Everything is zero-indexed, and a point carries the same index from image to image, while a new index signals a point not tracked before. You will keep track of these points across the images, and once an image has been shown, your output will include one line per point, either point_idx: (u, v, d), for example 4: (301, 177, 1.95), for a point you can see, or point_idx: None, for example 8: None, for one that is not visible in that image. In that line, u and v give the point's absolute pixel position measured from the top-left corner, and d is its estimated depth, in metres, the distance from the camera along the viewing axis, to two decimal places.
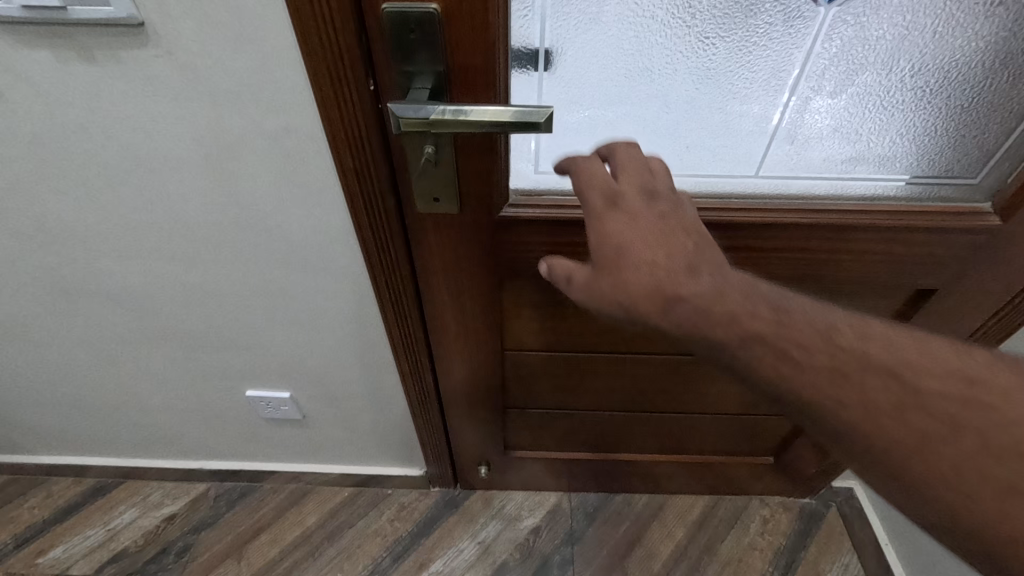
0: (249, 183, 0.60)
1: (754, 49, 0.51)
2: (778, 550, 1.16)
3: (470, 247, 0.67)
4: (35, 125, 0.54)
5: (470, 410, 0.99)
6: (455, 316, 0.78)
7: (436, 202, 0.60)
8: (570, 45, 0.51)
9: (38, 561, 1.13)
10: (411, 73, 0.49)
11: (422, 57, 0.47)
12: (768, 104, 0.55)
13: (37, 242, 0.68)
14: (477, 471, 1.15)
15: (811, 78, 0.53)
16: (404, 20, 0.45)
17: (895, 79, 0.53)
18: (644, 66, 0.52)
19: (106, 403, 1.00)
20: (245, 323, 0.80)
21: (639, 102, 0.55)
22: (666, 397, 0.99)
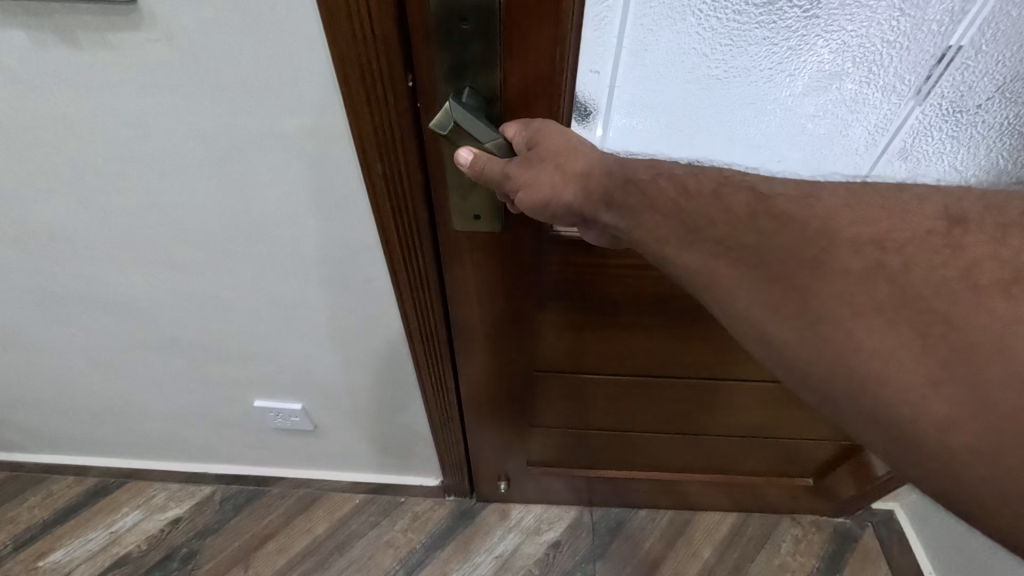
0: (261, 187, 0.52)
1: (850, 45, 0.51)
2: (811, 572, 1.10)
3: (506, 266, 0.60)
4: (13, 117, 0.46)
5: (491, 425, 0.92)
6: (485, 336, 0.71)
7: (475, 219, 0.53)
8: (650, 35, 0.50)
9: (38, 564, 1.09)
10: (459, 67, 0.40)
11: (474, 52, 0.40)
12: (852, 103, 0.55)
13: (23, 245, 0.60)
14: (495, 485, 1.10)
15: (899, 78, 0.53)
16: (454, 8, 0.37)
17: (980, 83, 0.53)
18: (732, 64, 0.52)
19: (105, 407, 0.94)
20: (254, 333, 0.73)
21: (721, 102, 0.54)
22: (704, 419, 0.92)
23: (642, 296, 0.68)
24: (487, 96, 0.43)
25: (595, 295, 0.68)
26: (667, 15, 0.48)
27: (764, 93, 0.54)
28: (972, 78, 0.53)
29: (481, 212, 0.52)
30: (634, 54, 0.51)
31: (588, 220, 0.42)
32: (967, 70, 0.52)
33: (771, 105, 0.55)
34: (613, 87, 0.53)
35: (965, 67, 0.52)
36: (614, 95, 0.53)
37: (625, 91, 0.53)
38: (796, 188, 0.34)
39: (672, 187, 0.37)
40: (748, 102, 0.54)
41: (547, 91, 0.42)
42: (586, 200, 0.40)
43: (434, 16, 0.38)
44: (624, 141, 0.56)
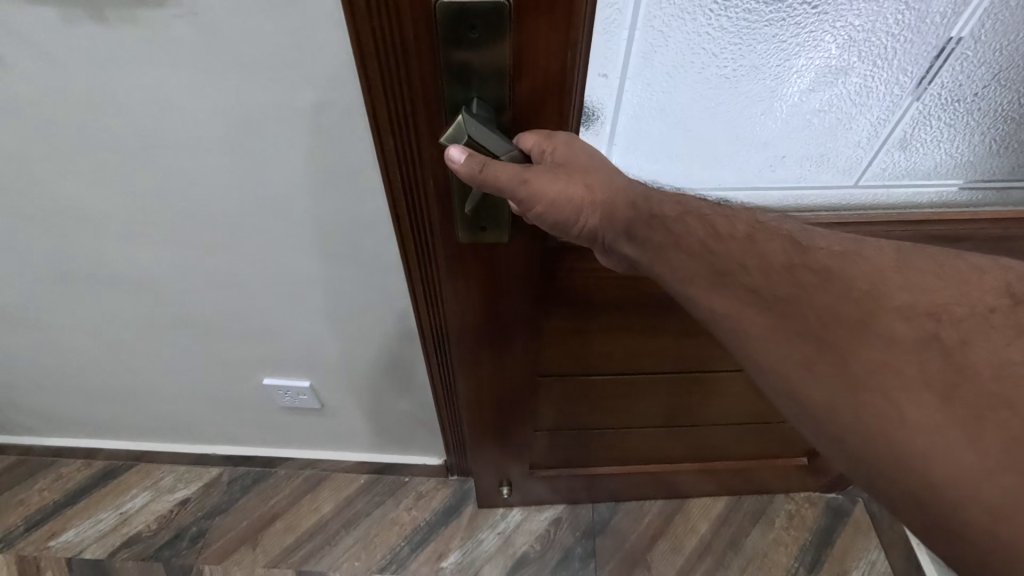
0: (277, 164, 0.54)
1: (856, 44, 0.56)
2: (804, 546, 1.13)
3: (508, 275, 0.61)
4: (38, 94, 0.48)
5: (492, 432, 0.90)
6: (490, 343, 0.71)
7: (482, 231, 0.54)
8: (665, 32, 0.52)
9: (49, 544, 1.11)
10: (469, 73, 0.42)
11: (484, 58, 0.41)
12: (854, 97, 0.61)
13: (42, 223, 0.62)
14: (497, 492, 1.08)
15: (895, 72, 0.59)
16: (463, 15, 0.39)
17: (963, 75, 0.60)
18: (750, 64, 0.56)
19: (115, 388, 0.96)
20: (265, 311, 0.75)
21: (737, 98, 0.59)
22: (703, 408, 0.94)
23: (644, 296, 0.72)
24: (496, 104, 0.44)
25: (596, 292, 0.71)
26: (680, 16, 0.51)
27: (776, 87, 0.59)
28: (968, 65, 0.59)
29: (488, 225, 0.53)
30: (645, 54, 0.53)
31: (608, 247, 0.47)
32: (964, 59, 0.59)
33: (781, 102, 0.60)
34: (625, 82, 0.55)
35: (962, 56, 0.58)
36: (625, 92, 0.56)
37: (636, 85, 0.56)
38: (837, 245, 0.39)
39: (702, 227, 0.43)
40: (760, 95, 0.59)
41: (558, 94, 0.44)
42: (611, 227, 0.45)
43: (444, 22, 0.39)
44: (637, 132, 0.60)
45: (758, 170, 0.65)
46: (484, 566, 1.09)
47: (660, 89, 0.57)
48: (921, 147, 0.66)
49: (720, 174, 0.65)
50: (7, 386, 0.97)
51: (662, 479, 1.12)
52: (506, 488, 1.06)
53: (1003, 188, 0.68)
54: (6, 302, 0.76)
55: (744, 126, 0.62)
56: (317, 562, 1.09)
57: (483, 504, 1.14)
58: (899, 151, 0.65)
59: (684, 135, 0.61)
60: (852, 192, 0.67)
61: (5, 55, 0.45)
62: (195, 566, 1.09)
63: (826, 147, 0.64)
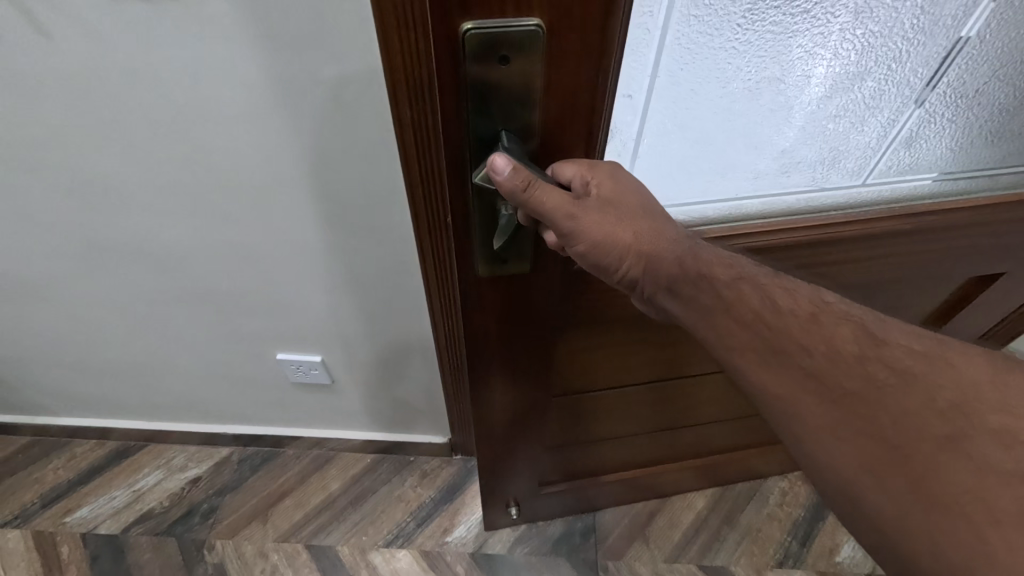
0: (298, 136, 0.58)
1: (874, 51, 0.54)
2: (796, 521, 1.17)
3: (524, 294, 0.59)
4: (79, 68, 0.52)
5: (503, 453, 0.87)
6: (506, 362, 0.69)
7: (503, 263, 0.53)
8: (693, 42, 0.49)
9: (65, 520, 1.14)
10: (499, 105, 0.40)
11: (515, 89, 0.40)
12: (868, 103, 0.59)
13: (74, 196, 0.66)
14: (504, 512, 1.05)
15: (909, 76, 0.57)
16: (496, 44, 0.37)
17: (969, 74, 0.59)
18: (768, 74, 0.53)
19: (132, 365, 0.99)
20: (282, 284, 0.79)
21: (753, 109, 0.57)
22: (709, 403, 0.96)
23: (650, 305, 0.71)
24: (525, 135, 0.43)
25: (607, 301, 0.69)
26: (707, 33, 0.49)
27: (794, 96, 0.56)
28: (976, 62, 0.58)
29: (510, 258, 0.53)
30: (672, 76, 0.51)
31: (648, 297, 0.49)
32: (972, 57, 0.57)
33: (797, 111, 0.58)
34: (650, 90, 0.52)
35: (971, 55, 0.57)
36: (650, 110, 0.54)
37: (663, 94, 0.53)
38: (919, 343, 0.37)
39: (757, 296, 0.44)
40: (776, 105, 0.57)
41: (588, 117, 0.43)
42: (654, 281, 0.47)
43: (474, 54, 0.37)
44: (658, 142, 0.58)
45: (772, 177, 0.64)
46: (487, 541, 1.13)
47: (684, 100, 0.54)
48: (926, 144, 0.65)
49: (732, 181, 0.64)
50: (27, 363, 1.00)
51: (666, 479, 1.12)
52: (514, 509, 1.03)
53: (994, 173, 0.70)
54: (33, 277, 0.79)
55: (760, 136, 0.60)
56: (325, 536, 1.12)
57: (489, 527, 1.10)
58: (904, 151, 0.65)
59: (700, 147, 0.59)
60: (859, 191, 0.68)
61: (52, 30, 0.49)
62: (206, 540, 1.12)
63: (838, 150, 0.63)
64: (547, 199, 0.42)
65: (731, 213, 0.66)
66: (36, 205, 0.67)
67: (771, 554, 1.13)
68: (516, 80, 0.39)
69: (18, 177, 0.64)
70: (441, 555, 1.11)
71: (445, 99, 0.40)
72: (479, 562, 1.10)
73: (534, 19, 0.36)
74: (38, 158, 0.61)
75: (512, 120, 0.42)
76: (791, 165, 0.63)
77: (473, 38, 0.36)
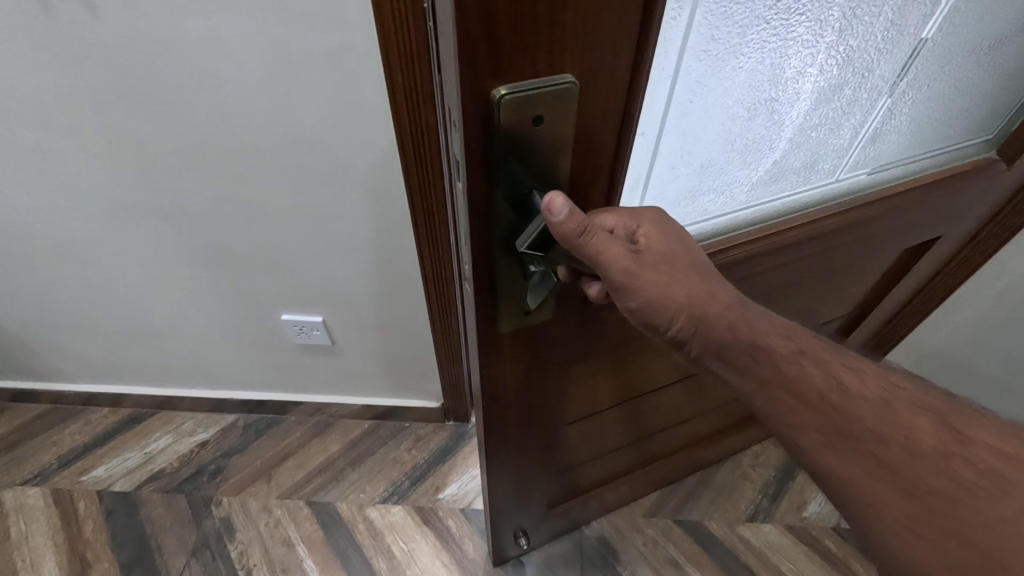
0: (306, 102, 0.66)
1: (853, 62, 0.54)
2: (767, 480, 1.25)
3: (543, 336, 0.58)
4: (119, 39, 0.61)
5: (514, 487, 0.83)
6: (522, 402, 0.66)
7: (526, 314, 0.51)
8: (703, 71, 0.46)
9: (81, 479, 1.21)
10: (535, 167, 0.38)
11: (545, 146, 0.37)
12: (846, 110, 0.59)
13: (106, 159, 0.74)
14: (515, 541, 1.02)
15: (881, 82, 0.58)
16: (531, 104, 0.34)
17: (931, 71, 0.61)
18: (765, 95, 0.52)
19: (147, 328, 1.07)
20: (288, 244, 0.87)
21: (751, 130, 0.55)
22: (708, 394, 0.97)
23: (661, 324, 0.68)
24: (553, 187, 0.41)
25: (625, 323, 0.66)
26: (715, 64, 0.46)
27: (784, 113, 0.55)
28: (937, 59, 0.60)
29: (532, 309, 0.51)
30: (678, 108, 0.48)
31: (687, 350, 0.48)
32: (933, 55, 0.59)
33: (786, 127, 0.57)
34: (663, 122, 0.49)
35: (932, 53, 0.59)
36: (662, 145, 0.51)
37: (673, 124, 0.50)
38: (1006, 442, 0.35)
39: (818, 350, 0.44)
40: (770, 123, 0.56)
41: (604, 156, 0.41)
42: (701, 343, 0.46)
43: (506, 116, 0.34)
44: (666, 173, 0.54)
45: (764, 190, 0.64)
46: (476, 498, 1.20)
47: (692, 128, 0.51)
48: (895, 136, 0.66)
49: (730, 197, 0.62)
50: (50, 326, 1.08)
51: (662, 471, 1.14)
52: (523, 537, 1.00)
53: (953, 154, 0.73)
54: (63, 238, 0.88)
55: (755, 154, 0.58)
56: (325, 494, 1.20)
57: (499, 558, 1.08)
58: (876, 149, 0.67)
59: (702, 171, 0.57)
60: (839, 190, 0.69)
61: (99, 5, 0.58)
62: (214, 497, 1.19)
63: (820, 156, 0.63)
64: (608, 244, 0.41)
65: (728, 225, 0.65)
66: (71, 167, 0.76)
67: (742, 510, 1.20)
68: (546, 138, 0.36)
69: (56, 140, 0.72)
70: (434, 510, 1.19)
71: (469, 164, 0.36)
72: (469, 516, 1.18)
73: (567, 74, 0.34)
74: (76, 123, 0.70)
75: (545, 178, 0.39)
76: (781, 175, 0.63)
77: (512, 106, 0.34)
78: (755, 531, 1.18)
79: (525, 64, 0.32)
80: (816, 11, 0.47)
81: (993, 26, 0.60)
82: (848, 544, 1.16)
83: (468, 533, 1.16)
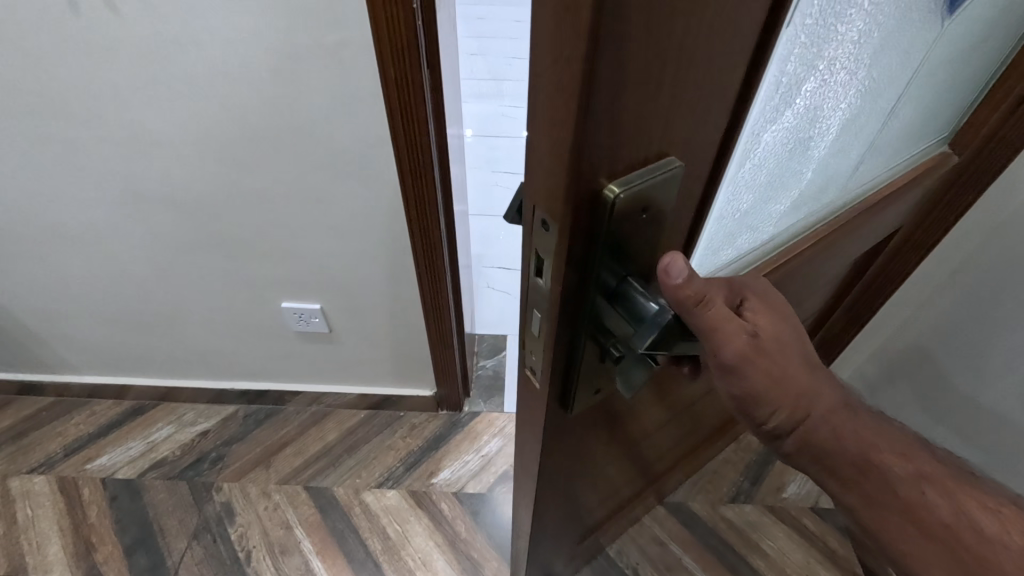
0: (308, 94, 0.73)
1: (871, 88, 0.53)
2: (748, 463, 1.29)
3: (607, 399, 0.53)
4: (138, 37, 0.67)
5: (546, 537, 0.78)
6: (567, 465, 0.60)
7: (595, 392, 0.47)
8: (767, 114, 0.42)
9: (86, 467, 1.26)
10: (629, 245, 0.35)
11: (645, 233, 0.35)
12: (858, 133, 0.58)
13: (122, 149, 0.81)
14: None
15: (888, 104, 0.58)
16: (641, 197, 0.32)
17: (927, 88, 0.62)
18: (801, 129, 0.50)
19: (154, 317, 1.13)
20: (289, 232, 0.93)
21: (785, 164, 0.52)
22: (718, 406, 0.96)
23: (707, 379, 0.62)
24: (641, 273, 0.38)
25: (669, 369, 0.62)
26: (777, 107, 0.43)
27: (812, 143, 0.53)
28: (933, 77, 0.60)
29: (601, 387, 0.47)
30: (737, 162, 0.43)
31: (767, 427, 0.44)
32: (931, 75, 0.60)
33: (812, 156, 0.55)
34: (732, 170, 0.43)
35: (931, 72, 0.59)
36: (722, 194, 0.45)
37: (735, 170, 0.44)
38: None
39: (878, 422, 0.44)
40: (800, 155, 0.53)
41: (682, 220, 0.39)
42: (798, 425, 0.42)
43: (619, 210, 0.31)
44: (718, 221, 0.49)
45: (788, 219, 0.61)
46: (468, 482, 1.25)
47: (745, 172, 0.47)
48: (889, 147, 0.65)
49: (759, 232, 0.58)
50: (61, 315, 1.14)
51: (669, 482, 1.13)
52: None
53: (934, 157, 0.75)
54: (78, 226, 0.94)
55: (784, 186, 0.56)
56: (322, 479, 1.24)
57: None
58: (876, 165, 0.66)
59: (744, 211, 0.53)
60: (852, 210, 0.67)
61: (121, 6, 0.65)
62: (214, 483, 1.23)
63: (833, 180, 0.62)
64: (722, 323, 0.37)
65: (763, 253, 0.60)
66: (88, 158, 0.82)
67: (724, 492, 1.25)
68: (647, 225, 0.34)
69: (76, 132, 0.79)
70: (428, 494, 1.23)
71: (568, 257, 0.33)
72: (461, 499, 1.22)
73: (670, 155, 0.32)
74: (95, 116, 0.76)
75: (635, 261, 0.36)
76: (802, 202, 0.60)
77: (623, 192, 0.30)
78: (736, 511, 1.22)
79: (638, 140, 0.29)
80: (851, 45, 0.46)
81: (979, 43, 0.62)
82: (825, 522, 1.21)
83: (460, 515, 1.20)
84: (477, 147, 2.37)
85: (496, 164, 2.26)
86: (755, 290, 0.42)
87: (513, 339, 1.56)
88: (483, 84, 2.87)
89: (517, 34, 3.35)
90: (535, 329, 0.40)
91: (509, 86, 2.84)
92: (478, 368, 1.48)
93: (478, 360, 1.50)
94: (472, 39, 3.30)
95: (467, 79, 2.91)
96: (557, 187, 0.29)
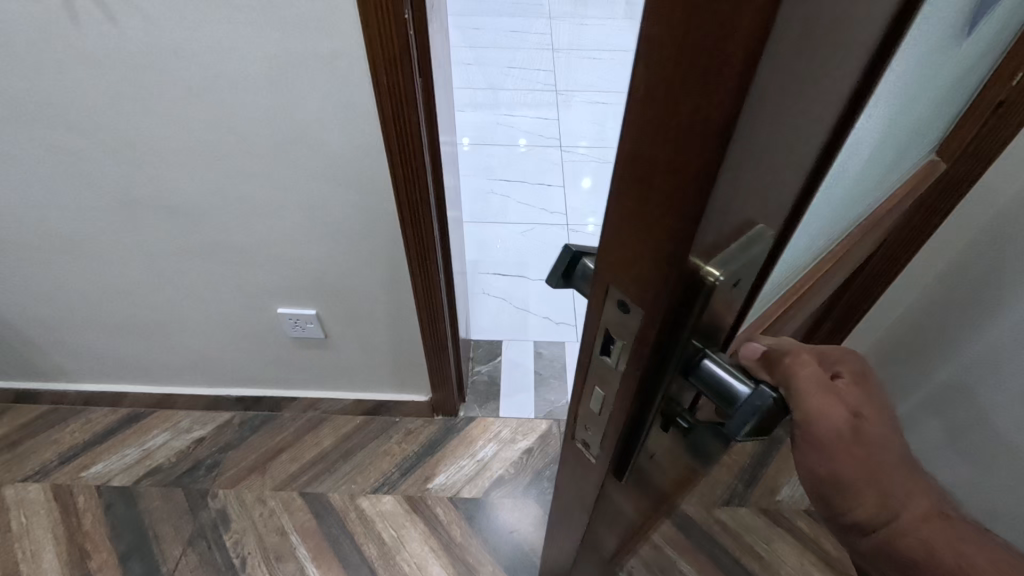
0: (303, 102, 0.74)
1: (899, 113, 0.51)
2: (742, 467, 1.30)
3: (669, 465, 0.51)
4: (136, 45, 0.69)
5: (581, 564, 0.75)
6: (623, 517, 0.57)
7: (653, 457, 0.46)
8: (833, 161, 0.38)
9: (81, 474, 1.25)
10: (716, 322, 0.33)
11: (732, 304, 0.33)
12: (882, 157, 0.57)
13: (120, 157, 0.82)
14: None
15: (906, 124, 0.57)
16: (735, 273, 0.30)
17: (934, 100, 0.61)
18: (845, 161, 0.46)
19: (150, 323, 1.14)
20: (284, 238, 0.94)
21: (828, 195, 0.49)
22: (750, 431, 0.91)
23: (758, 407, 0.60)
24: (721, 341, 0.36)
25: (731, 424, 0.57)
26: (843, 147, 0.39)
27: (849, 174, 0.50)
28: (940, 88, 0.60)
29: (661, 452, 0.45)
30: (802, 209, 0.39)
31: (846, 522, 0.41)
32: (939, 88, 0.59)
33: (846, 184, 0.52)
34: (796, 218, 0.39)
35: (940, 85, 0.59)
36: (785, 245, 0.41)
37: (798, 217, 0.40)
38: None
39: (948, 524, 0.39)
40: (838, 189, 0.50)
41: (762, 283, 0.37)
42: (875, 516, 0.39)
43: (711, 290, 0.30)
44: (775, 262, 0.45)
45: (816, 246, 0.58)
46: (464, 487, 1.25)
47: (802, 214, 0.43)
48: (896, 158, 0.64)
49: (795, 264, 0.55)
50: (58, 322, 1.15)
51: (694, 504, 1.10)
52: None
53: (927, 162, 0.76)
54: (74, 234, 0.95)
55: (821, 218, 0.52)
56: (317, 485, 1.25)
57: None
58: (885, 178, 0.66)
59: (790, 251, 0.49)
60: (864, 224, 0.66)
61: (119, 17, 0.66)
62: (210, 490, 1.23)
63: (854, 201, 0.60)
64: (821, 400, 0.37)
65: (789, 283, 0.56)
66: (86, 165, 0.83)
67: (718, 495, 1.25)
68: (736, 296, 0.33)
69: (74, 140, 0.80)
70: (423, 499, 1.23)
71: (650, 330, 0.32)
72: (456, 504, 1.22)
73: (762, 220, 0.30)
74: (94, 125, 0.78)
75: (717, 331, 0.34)
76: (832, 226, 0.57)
77: (725, 274, 0.29)
78: (730, 514, 1.23)
79: (744, 207, 0.28)
80: (899, 74, 0.43)
81: (982, 50, 0.61)
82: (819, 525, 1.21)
83: (455, 519, 1.20)
84: (471, 155, 2.40)
85: (491, 172, 2.28)
86: (850, 357, 0.41)
87: (507, 344, 1.57)
88: (478, 93, 2.90)
89: (511, 44, 3.39)
90: (603, 397, 0.40)
91: (503, 95, 2.87)
92: (473, 373, 1.49)
93: (473, 366, 1.51)
94: (467, 49, 3.34)
95: (462, 88, 2.94)
96: (658, 262, 0.29)
